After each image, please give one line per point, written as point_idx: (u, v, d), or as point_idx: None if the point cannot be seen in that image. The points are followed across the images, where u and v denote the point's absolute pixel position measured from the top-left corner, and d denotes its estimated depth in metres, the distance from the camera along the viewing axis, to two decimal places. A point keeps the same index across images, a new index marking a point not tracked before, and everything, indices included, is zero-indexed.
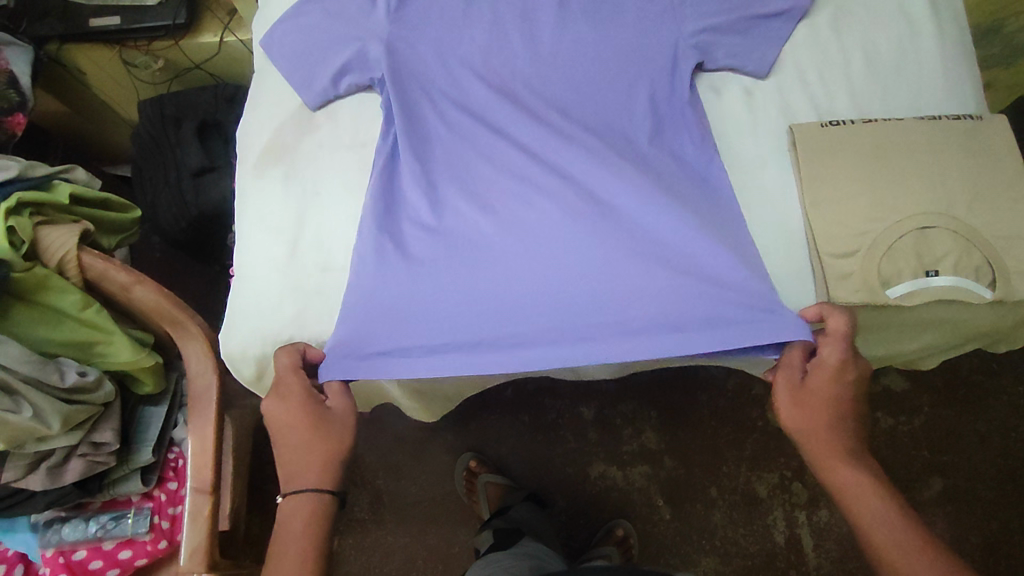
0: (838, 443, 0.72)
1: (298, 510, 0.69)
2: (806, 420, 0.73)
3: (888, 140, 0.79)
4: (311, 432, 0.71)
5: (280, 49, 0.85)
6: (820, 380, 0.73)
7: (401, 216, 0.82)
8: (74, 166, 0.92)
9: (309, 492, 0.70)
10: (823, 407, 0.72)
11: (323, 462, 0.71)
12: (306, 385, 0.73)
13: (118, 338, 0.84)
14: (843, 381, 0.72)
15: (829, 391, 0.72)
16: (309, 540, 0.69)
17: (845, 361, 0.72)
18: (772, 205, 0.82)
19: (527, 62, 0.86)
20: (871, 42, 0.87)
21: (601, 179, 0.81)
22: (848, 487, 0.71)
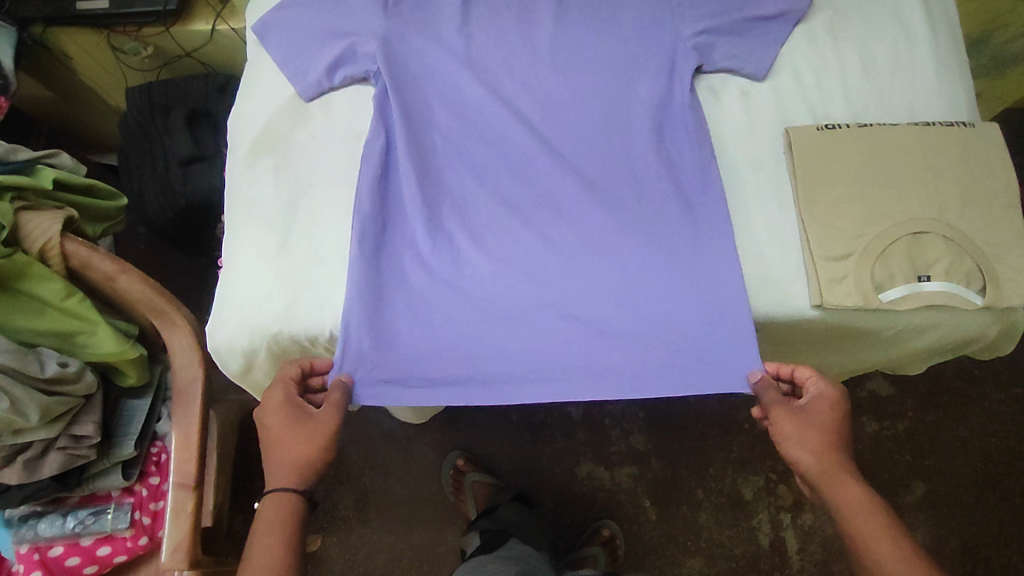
0: (842, 468, 0.71)
1: (268, 513, 0.68)
2: (809, 447, 0.72)
3: (884, 145, 0.80)
4: (283, 434, 0.70)
5: (275, 38, 0.85)
6: (818, 410, 0.73)
7: (392, 225, 0.80)
8: (59, 150, 0.88)
9: (278, 495, 0.69)
10: (826, 435, 0.72)
11: (297, 462, 0.70)
12: (290, 392, 0.72)
13: (102, 329, 0.83)
14: (841, 411, 0.73)
15: (828, 420, 0.73)
16: (276, 544, 0.66)
17: (840, 393, 0.73)
18: (769, 208, 0.81)
19: (525, 61, 0.86)
20: (866, 46, 0.87)
21: (601, 195, 0.81)
22: (857, 510, 0.69)
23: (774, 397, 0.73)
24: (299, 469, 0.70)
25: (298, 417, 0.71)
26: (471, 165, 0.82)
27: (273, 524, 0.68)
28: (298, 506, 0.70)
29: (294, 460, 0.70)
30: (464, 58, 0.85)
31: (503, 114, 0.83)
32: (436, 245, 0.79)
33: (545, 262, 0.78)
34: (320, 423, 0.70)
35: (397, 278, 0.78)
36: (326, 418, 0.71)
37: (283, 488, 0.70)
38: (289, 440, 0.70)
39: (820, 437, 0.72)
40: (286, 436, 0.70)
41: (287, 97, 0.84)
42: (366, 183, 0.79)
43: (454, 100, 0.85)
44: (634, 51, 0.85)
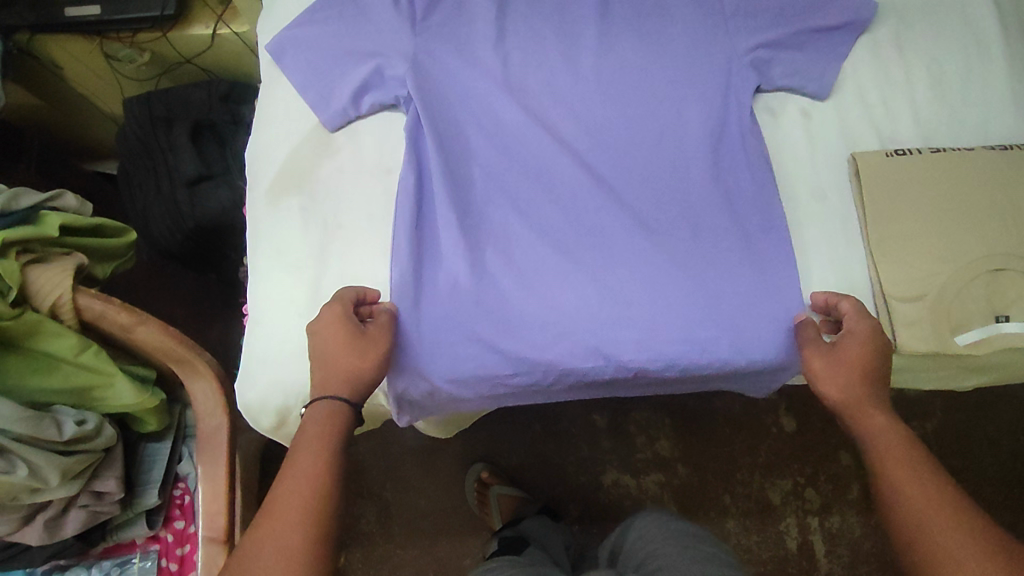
0: (871, 404, 0.66)
1: (313, 420, 0.63)
2: (836, 383, 0.67)
3: (960, 172, 0.74)
4: (335, 346, 0.66)
5: (294, 62, 0.78)
6: (852, 348, 0.68)
7: (432, 272, 0.73)
8: (62, 192, 0.80)
9: (324, 405, 0.64)
10: (859, 375, 0.67)
11: (345, 374, 0.65)
12: (347, 311, 0.67)
13: (120, 380, 0.77)
14: (877, 352, 0.68)
15: (862, 358, 0.67)
16: (322, 448, 0.62)
17: (876, 330, 0.67)
18: (833, 244, 0.76)
19: (567, 81, 0.79)
20: (936, 57, 0.81)
21: (656, 235, 0.75)
22: (886, 452, 0.63)
23: (808, 332, 0.71)
24: (350, 382, 0.66)
25: (354, 334, 0.66)
26: (513, 199, 0.75)
27: (319, 430, 0.63)
28: (344, 421, 0.65)
29: (342, 371, 0.65)
30: (500, 80, 0.78)
31: (546, 140, 0.77)
32: (480, 293, 0.72)
33: (598, 311, 0.72)
34: (376, 341, 0.67)
35: (439, 329, 0.71)
36: (379, 339, 0.67)
37: (331, 398, 0.65)
38: (341, 350, 0.65)
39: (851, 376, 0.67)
40: (339, 348, 0.65)
41: (310, 126, 0.77)
42: (402, 227, 0.72)
43: (491, 127, 0.78)
44: (685, 67, 0.79)
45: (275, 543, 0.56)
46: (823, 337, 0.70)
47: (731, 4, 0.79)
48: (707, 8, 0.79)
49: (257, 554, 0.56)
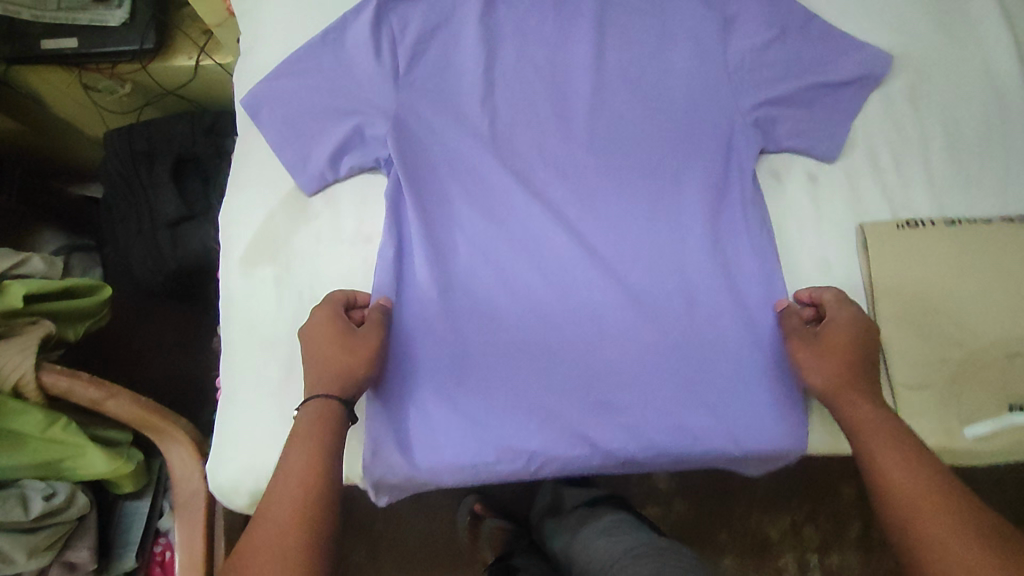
0: (857, 394, 0.63)
1: (303, 418, 0.61)
2: (822, 370, 0.64)
3: (974, 247, 0.69)
4: (324, 345, 0.64)
5: (269, 117, 0.73)
6: (836, 336, 0.65)
7: (412, 351, 0.70)
8: (29, 256, 0.78)
9: (314, 403, 0.62)
10: (844, 363, 0.64)
11: (335, 372, 0.63)
12: (336, 312, 0.66)
13: (90, 450, 0.76)
14: (861, 339, 0.65)
15: (847, 345, 0.64)
16: (313, 449, 0.59)
17: (859, 316, 0.65)
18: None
19: (559, 140, 0.74)
20: (954, 117, 0.75)
21: (643, 318, 0.71)
22: (871, 438, 0.59)
23: (793, 322, 0.68)
24: (340, 380, 0.63)
25: (343, 332, 0.65)
26: (498, 273, 0.72)
27: (310, 426, 0.60)
28: (335, 420, 0.61)
29: (333, 368, 0.63)
30: (486, 142, 0.73)
31: (536, 209, 0.73)
32: (462, 373, 0.70)
33: (583, 395, 0.70)
34: (367, 337, 0.65)
35: (421, 413, 0.69)
36: (370, 337, 0.65)
37: (320, 396, 0.62)
38: (331, 348, 0.64)
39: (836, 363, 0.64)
40: (329, 347, 0.64)
41: (285, 190, 0.73)
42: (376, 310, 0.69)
43: (476, 191, 0.73)
44: (684, 127, 0.74)
45: (267, 539, 0.53)
46: (805, 327, 0.67)
47: (735, 58, 0.74)
48: (710, 60, 0.74)
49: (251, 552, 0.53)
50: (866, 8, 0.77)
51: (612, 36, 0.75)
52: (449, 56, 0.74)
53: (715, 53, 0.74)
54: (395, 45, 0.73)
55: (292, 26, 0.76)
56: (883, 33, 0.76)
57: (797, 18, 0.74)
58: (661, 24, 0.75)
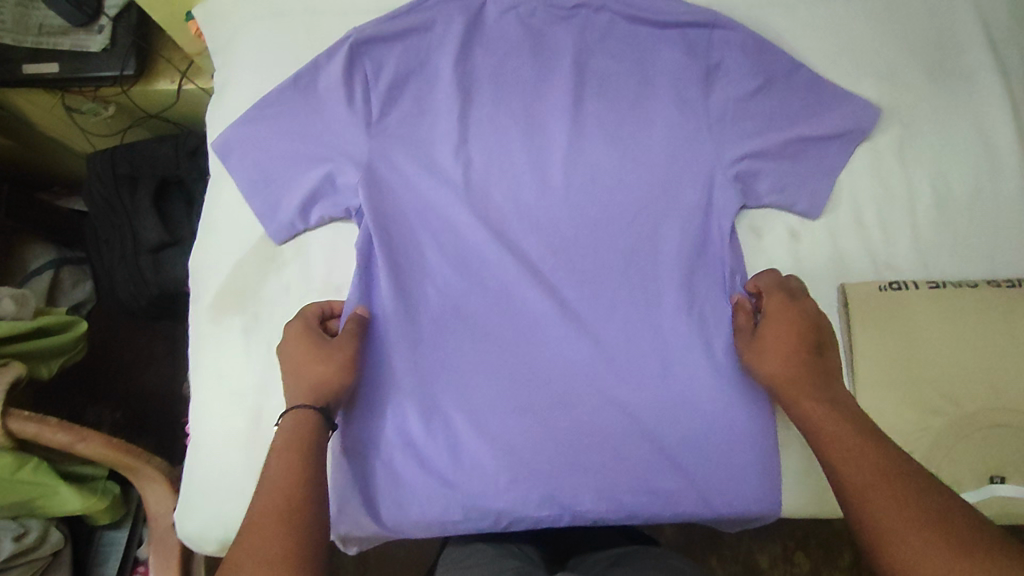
0: (799, 384, 0.61)
1: (283, 428, 0.59)
2: (762, 367, 0.64)
3: (961, 312, 0.67)
4: (298, 356, 0.64)
5: (240, 162, 0.72)
6: (772, 329, 0.65)
7: (381, 406, 0.69)
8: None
9: (292, 414, 0.61)
10: (781, 356, 0.63)
11: (311, 382, 0.63)
12: (309, 325, 0.67)
13: (64, 489, 0.76)
14: (796, 328, 0.64)
15: (781, 337, 0.64)
16: (294, 458, 0.57)
17: (787, 306, 0.64)
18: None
19: (534, 190, 0.73)
20: (943, 171, 0.73)
21: (618, 374, 0.70)
22: (822, 430, 0.58)
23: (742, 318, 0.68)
24: (317, 388, 0.63)
25: (316, 341, 0.65)
26: (469, 326, 0.71)
27: (290, 437, 0.58)
28: (316, 427, 0.60)
29: (308, 378, 0.63)
30: (460, 191, 0.73)
31: (510, 258, 0.72)
32: (430, 428, 0.69)
33: (553, 453, 0.68)
34: (343, 344, 0.65)
35: (388, 470, 0.68)
36: (346, 346, 0.65)
37: (298, 405, 0.61)
38: (305, 358, 0.64)
39: (772, 358, 0.63)
40: (303, 356, 0.64)
41: (256, 238, 0.73)
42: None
43: (449, 241, 0.73)
44: (662, 178, 0.73)
45: (255, 543, 0.51)
46: (747, 326, 0.67)
47: (716, 108, 0.73)
48: (691, 110, 0.73)
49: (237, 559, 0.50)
50: (852, 60, 0.76)
51: (593, 85, 0.75)
52: (426, 102, 0.73)
53: (696, 103, 0.73)
54: (369, 90, 0.72)
55: (267, 70, 0.76)
56: (868, 84, 0.75)
57: (782, 66, 0.73)
58: (641, 74, 0.74)
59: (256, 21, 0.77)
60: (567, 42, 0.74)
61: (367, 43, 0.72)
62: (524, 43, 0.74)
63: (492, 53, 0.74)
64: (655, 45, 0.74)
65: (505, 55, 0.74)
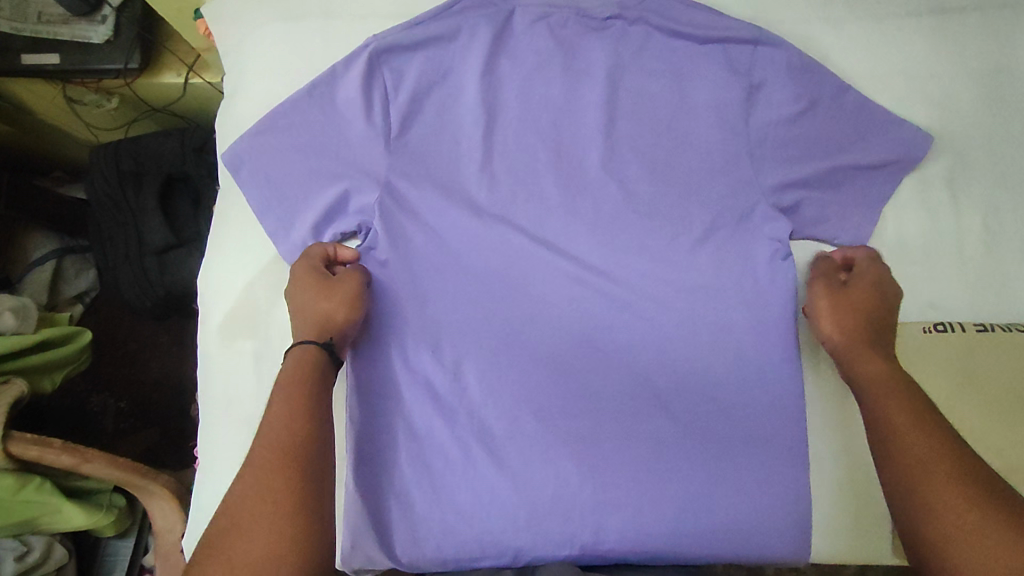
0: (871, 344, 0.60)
1: (287, 366, 0.59)
2: (837, 318, 0.63)
3: (1007, 359, 0.64)
4: (301, 294, 0.63)
5: (251, 175, 0.68)
6: (860, 289, 0.63)
7: (396, 438, 0.66)
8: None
9: (296, 349, 0.60)
10: (860, 315, 0.62)
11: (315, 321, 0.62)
12: (314, 272, 0.64)
13: (68, 506, 0.74)
14: (880, 299, 0.63)
15: (867, 297, 0.63)
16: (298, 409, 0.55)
17: (884, 280, 0.64)
18: (835, 432, 0.69)
19: (562, 211, 0.69)
20: (993, 204, 0.70)
21: (644, 412, 0.66)
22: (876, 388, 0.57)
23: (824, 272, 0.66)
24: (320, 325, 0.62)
25: (319, 284, 0.63)
26: (492, 355, 0.67)
27: (293, 374, 0.57)
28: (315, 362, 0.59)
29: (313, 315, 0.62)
30: (485, 213, 0.69)
31: (539, 282, 0.68)
32: (448, 464, 0.65)
33: (576, 491, 0.65)
34: (342, 284, 0.64)
35: (402, 505, 0.65)
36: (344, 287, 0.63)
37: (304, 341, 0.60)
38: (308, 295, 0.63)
39: (851, 313, 0.62)
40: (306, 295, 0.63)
41: (269, 257, 0.70)
42: (355, 398, 0.66)
43: (472, 263, 0.68)
44: (696, 205, 0.69)
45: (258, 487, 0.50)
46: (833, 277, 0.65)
47: (757, 131, 0.68)
48: (730, 133, 0.68)
49: (239, 500, 0.49)
50: (901, 82, 0.72)
51: (626, 102, 0.70)
52: (448, 115, 0.69)
53: (736, 125, 0.68)
54: (388, 102, 0.68)
55: (280, 77, 0.72)
56: (917, 109, 0.71)
57: (828, 88, 0.69)
58: (677, 92, 0.70)
59: (268, 24, 0.73)
60: (600, 54, 0.70)
61: (387, 52, 0.67)
62: (555, 55, 0.70)
63: (519, 65, 0.70)
64: (694, 61, 0.70)
65: (534, 67, 0.70)
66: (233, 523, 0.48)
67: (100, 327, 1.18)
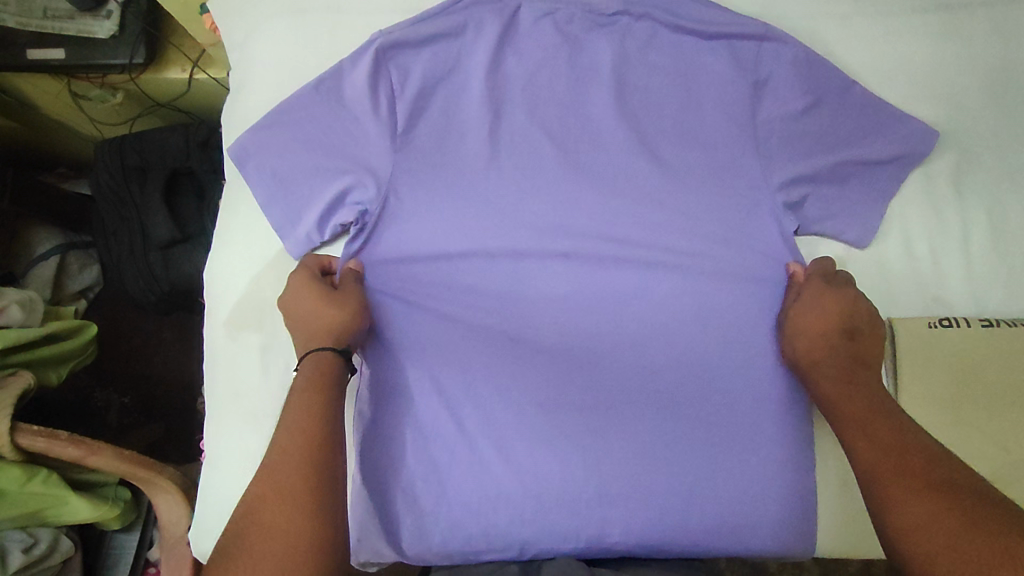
0: (835, 365, 0.62)
1: (308, 372, 0.59)
2: (795, 343, 0.65)
3: (1014, 355, 0.64)
4: (303, 299, 0.64)
5: (258, 168, 0.69)
6: (808, 305, 0.64)
7: (402, 431, 0.66)
8: (6, 303, 0.78)
9: (315, 355, 0.60)
10: (816, 335, 0.63)
11: (328, 326, 0.62)
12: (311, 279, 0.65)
13: (75, 498, 0.74)
14: (832, 312, 0.63)
15: (816, 313, 0.64)
16: (309, 407, 0.56)
17: (833, 290, 0.64)
18: None
19: (568, 206, 0.70)
20: (998, 200, 0.70)
21: (649, 406, 0.66)
22: (849, 408, 0.59)
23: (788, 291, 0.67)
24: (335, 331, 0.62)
25: (321, 289, 0.64)
26: (498, 349, 0.67)
27: (311, 380, 0.58)
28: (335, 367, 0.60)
29: (325, 321, 0.63)
30: (490, 208, 0.69)
31: (544, 276, 0.69)
32: (453, 458, 0.65)
33: (581, 484, 0.65)
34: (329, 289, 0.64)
35: (408, 498, 0.65)
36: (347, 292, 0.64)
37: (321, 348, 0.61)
38: (310, 300, 0.63)
39: (806, 335, 0.64)
40: (309, 300, 0.64)
41: (275, 251, 0.71)
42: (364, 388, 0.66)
43: (478, 258, 0.69)
44: (701, 199, 0.69)
45: (275, 498, 0.51)
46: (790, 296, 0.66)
47: (763, 126, 0.69)
48: (735, 129, 0.69)
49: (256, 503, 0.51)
50: (908, 79, 0.72)
51: (632, 97, 0.70)
52: (455, 111, 0.70)
53: (742, 120, 0.69)
54: (395, 97, 0.68)
55: (287, 72, 0.72)
56: (922, 105, 0.71)
57: (834, 84, 0.69)
58: (683, 88, 0.70)
59: (275, 19, 0.73)
60: (606, 50, 0.70)
61: (393, 47, 0.67)
62: (561, 51, 0.70)
63: (525, 61, 0.70)
64: (700, 57, 0.70)
65: (540, 62, 0.70)
66: (243, 533, 0.49)
67: (105, 322, 1.18)
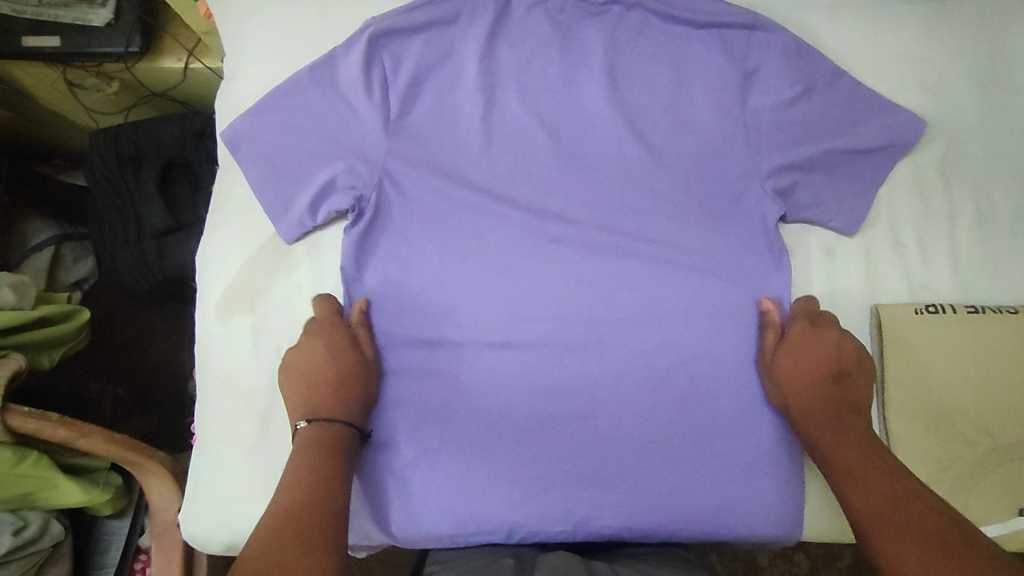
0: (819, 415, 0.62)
1: (315, 443, 0.59)
2: (782, 394, 0.64)
3: (999, 341, 0.65)
4: (316, 357, 0.64)
5: (252, 152, 0.69)
6: (796, 356, 0.64)
7: (392, 414, 0.66)
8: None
9: (323, 425, 0.61)
10: (804, 385, 0.64)
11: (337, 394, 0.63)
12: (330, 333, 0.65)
13: (65, 481, 0.74)
14: (819, 361, 0.64)
15: (803, 365, 0.64)
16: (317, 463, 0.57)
17: (818, 338, 0.64)
18: None
19: (559, 192, 0.70)
20: (984, 190, 0.71)
21: (638, 391, 0.67)
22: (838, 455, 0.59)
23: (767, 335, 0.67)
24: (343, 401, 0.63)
25: (335, 349, 0.64)
26: (488, 335, 0.68)
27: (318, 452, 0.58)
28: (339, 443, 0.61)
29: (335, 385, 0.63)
30: (481, 194, 0.69)
31: (535, 262, 0.69)
32: (443, 442, 0.66)
33: (570, 467, 0.65)
34: (332, 339, 0.65)
35: (397, 480, 0.65)
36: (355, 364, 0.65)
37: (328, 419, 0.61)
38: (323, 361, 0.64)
39: (793, 388, 0.64)
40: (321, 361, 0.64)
41: (267, 236, 0.71)
42: None
43: (469, 244, 0.69)
44: (691, 186, 0.69)
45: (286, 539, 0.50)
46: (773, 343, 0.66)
47: (752, 115, 0.69)
48: (725, 117, 0.69)
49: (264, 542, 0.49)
50: (895, 69, 0.73)
51: (624, 86, 0.71)
52: (448, 98, 0.70)
53: (731, 109, 0.69)
54: (388, 85, 0.68)
55: (281, 59, 0.73)
56: (910, 95, 0.72)
57: (823, 73, 0.69)
58: (674, 76, 0.71)
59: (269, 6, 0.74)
60: (597, 39, 0.71)
61: (386, 34, 0.68)
62: (553, 39, 0.71)
63: (518, 49, 0.71)
64: (690, 46, 0.71)
65: (532, 50, 0.71)
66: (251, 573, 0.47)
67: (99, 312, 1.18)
